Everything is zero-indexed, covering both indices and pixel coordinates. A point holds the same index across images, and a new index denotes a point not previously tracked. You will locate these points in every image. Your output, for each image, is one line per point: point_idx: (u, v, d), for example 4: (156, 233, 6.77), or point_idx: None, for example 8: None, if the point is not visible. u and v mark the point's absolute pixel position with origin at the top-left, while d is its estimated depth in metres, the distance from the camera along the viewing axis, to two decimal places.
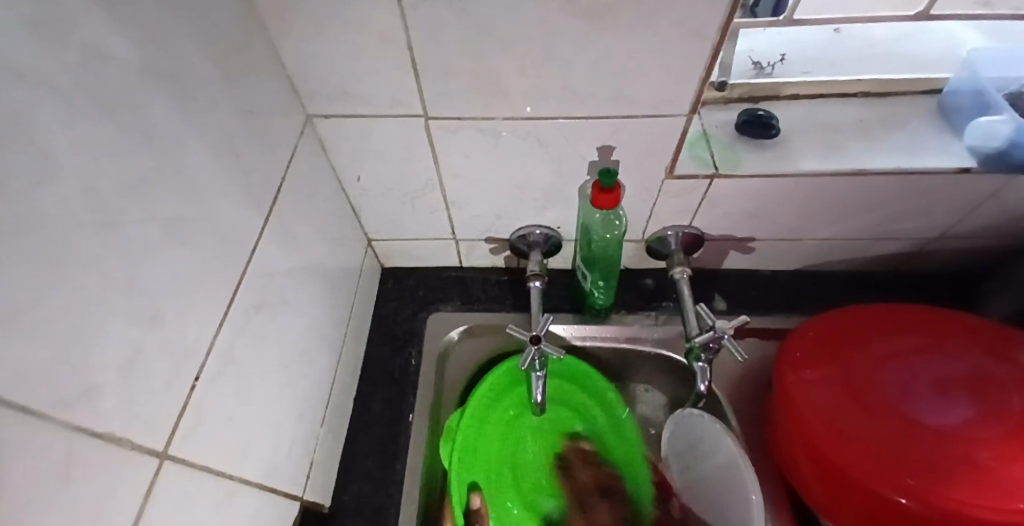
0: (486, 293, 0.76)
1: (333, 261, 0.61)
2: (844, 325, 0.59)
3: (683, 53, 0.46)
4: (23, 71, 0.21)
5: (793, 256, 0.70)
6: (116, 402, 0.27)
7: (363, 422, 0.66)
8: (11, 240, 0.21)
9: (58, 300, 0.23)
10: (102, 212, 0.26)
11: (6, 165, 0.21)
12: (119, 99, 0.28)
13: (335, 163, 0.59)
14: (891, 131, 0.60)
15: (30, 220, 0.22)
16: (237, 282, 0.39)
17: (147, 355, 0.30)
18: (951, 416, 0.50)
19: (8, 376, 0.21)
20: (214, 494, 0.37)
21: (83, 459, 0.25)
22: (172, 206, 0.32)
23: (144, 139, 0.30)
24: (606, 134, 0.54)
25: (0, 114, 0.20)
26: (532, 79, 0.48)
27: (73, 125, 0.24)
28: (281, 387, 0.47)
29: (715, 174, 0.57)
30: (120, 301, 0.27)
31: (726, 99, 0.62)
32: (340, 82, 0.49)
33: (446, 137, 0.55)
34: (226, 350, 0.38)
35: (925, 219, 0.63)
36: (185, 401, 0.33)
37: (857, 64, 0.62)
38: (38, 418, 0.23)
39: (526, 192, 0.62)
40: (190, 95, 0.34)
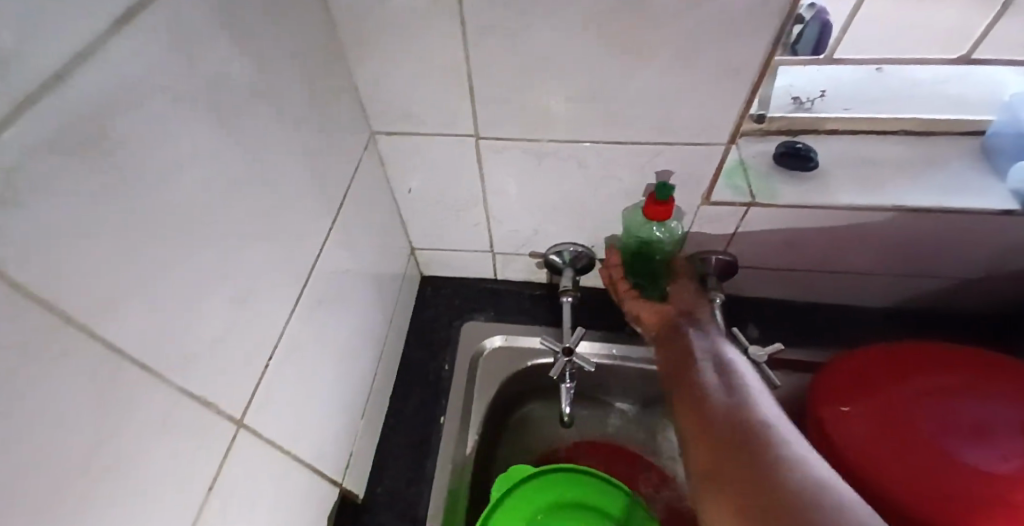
0: (520, 306, 0.79)
1: (382, 266, 0.65)
2: (884, 360, 0.59)
3: (724, 88, 0.48)
4: (156, 88, 0.27)
5: (828, 289, 0.71)
6: (208, 369, 0.32)
7: (398, 422, 0.69)
8: (137, 224, 0.26)
9: (168, 279, 0.28)
10: (211, 207, 0.31)
11: (136, 163, 0.26)
12: (229, 111, 0.33)
13: (391, 175, 0.64)
14: (932, 169, 0.61)
15: (152, 207, 0.27)
16: (306, 278, 0.44)
17: (236, 333, 0.34)
18: (990, 455, 0.49)
19: (132, 334, 0.26)
20: (273, 465, 0.40)
21: (180, 413, 0.30)
22: (262, 206, 0.37)
23: (244, 149, 0.35)
24: (645, 159, 0.56)
25: (140, 128, 0.26)
26: (577, 106, 0.52)
27: (192, 134, 0.30)
28: (334, 375, 0.51)
29: (752, 202, 0.59)
30: (217, 283, 0.32)
31: (763, 131, 0.64)
32: (403, 104, 0.54)
33: (494, 156, 0.59)
34: (294, 336, 0.42)
35: (968, 257, 0.62)
36: (260, 377, 0.37)
37: (894, 104, 0.64)
38: (148, 374, 0.27)
39: (565, 211, 0.65)
40: (283, 112, 0.39)
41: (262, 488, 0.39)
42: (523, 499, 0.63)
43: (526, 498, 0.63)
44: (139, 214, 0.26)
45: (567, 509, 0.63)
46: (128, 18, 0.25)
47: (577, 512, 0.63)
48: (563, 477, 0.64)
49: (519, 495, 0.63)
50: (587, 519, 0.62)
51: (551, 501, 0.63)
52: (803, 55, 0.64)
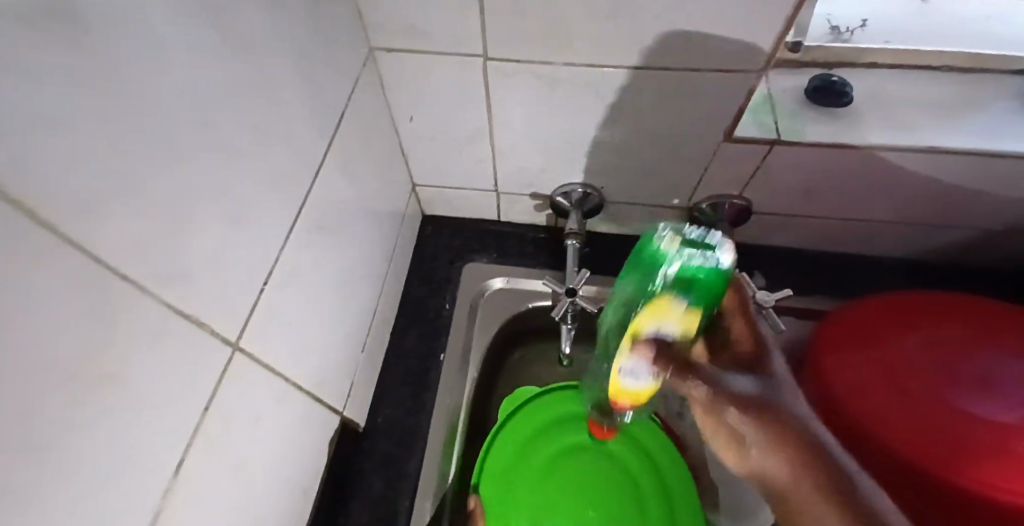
0: (523, 248, 0.77)
1: (383, 199, 0.62)
2: (889, 310, 0.58)
3: (763, 7, 0.44)
4: None
5: (843, 238, 0.68)
6: (202, 287, 0.30)
7: (398, 358, 0.68)
8: (119, 118, 0.23)
9: (157, 185, 0.26)
10: (200, 110, 0.28)
11: (112, 47, 0.22)
12: (216, 1, 0.29)
13: (392, 100, 0.59)
14: (972, 111, 0.57)
15: (133, 100, 0.24)
16: (303, 201, 0.41)
17: (230, 251, 0.32)
18: (986, 401, 0.48)
19: (117, 241, 0.24)
20: (272, 390, 0.39)
21: (174, 330, 0.28)
22: (254, 116, 0.34)
23: (234, 48, 0.31)
24: (667, 89, 0.52)
25: (117, 4, 0.22)
26: (598, 24, 0.47)
27: (176, 22, 0.26)
28: (334, 306, 0.50)
29: (778, 140, 0.55)
30: (208, 196, 0.30)
31: (797, 63, 0.59)
32: (406, 16, 0.49)
33: (503, 81, 0.55)
34: (291, 262, 0.40)
35: (995, 208, 0.60)
36: (256, 301, 0.36)
37: (940, 37, 0.59)
38: (137, 286, 0.25)
39: (577, 147, 0.62)
40: (275, 12, 0.35)
41: (261, 412, 0.38)
42: (537, 414, 0.66)
43: (545, 408, 0.66)
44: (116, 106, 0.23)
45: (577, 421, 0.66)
46: None
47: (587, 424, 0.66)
48: (569, 394, 0.67)
49: (535, 406, 0.67)
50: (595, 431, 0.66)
51: (564, 413, 0.67)
52: None
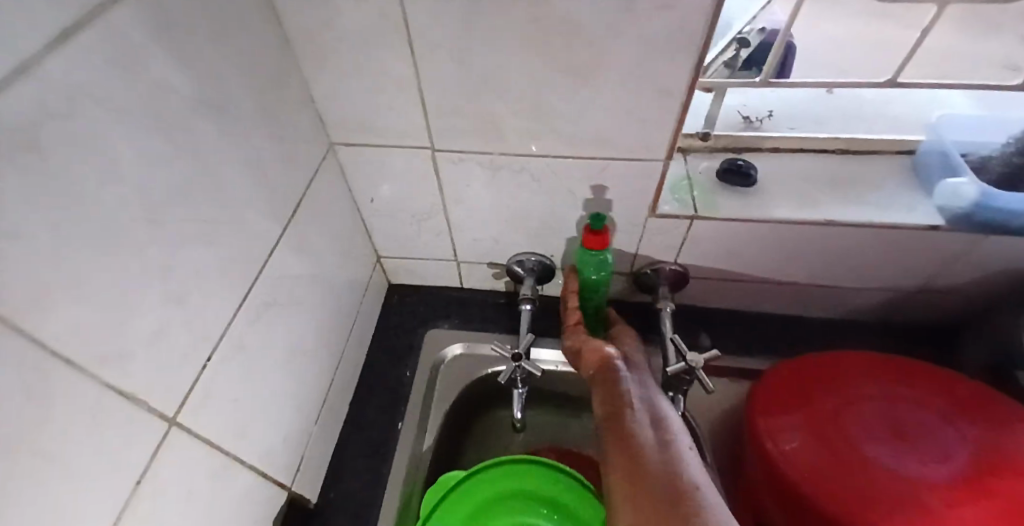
0: (481, 314, 0.81)
1: (343, 273, 0.66)
2: (818, 369, 0.61)
3: (661, 108, 0.51)
4: (100, 100, 0.29)
5: (777, 299, 0.73)
6: (144, 365, 0.34)
7: (356, 426, 0.70)
8: (73, 227, 0.28)
9: (103, 278, 0.30)
10: (153, 211, 0.33)
11: (75, 171, 0.27)
12: (175, 121, 0.35)
13: (352, 185, 0.66)
14: (868, 185, 0.64)
15: (89, 211, 0.28)
16: (254, 280, 0.45)
17: (177, 331, 0.36)
18: (909, 461, 0.52)
19: (62, 328, 0.27)
20: (213, 461, 0.42)
21: (111, 406, 0.31)
22: (206, 210, 0.39)
23: (193, 158, 0.37)
24: (592, 173, 0.59)
25: (83, 138, 0.28)
26: (524, 123, 0.54)
27: (137, 143, 0.32)
28: (284, 377, 0.53)
29: (695, 215, 0.61)
30: (157, 284, 0.34)
31: (710, 149, 0.67)
32: (360, 116, 0.56)
33: (449, 167, 0.61)
34: (239, 336, 0.44)
35: (903, 270, 0.65)
36: (199, 376, 0.39)
37: (837, 123, 0.68)
38: (80, 369, 0.29)
39: (522, 222, 0.68)
40: (232, 123, 0.41)
41: (201, 482, 0.40)
42: (468, 496, 0.63)
43: (477, 487, 0.64)
44: (70, 214, 0.27)
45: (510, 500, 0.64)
46: (71, 35, 0.27)
47: (520, 500, 0.64)
48: (510, 469, 0.65)
49: (466, 487, 0.63)
50: (527, 508, 0.64)
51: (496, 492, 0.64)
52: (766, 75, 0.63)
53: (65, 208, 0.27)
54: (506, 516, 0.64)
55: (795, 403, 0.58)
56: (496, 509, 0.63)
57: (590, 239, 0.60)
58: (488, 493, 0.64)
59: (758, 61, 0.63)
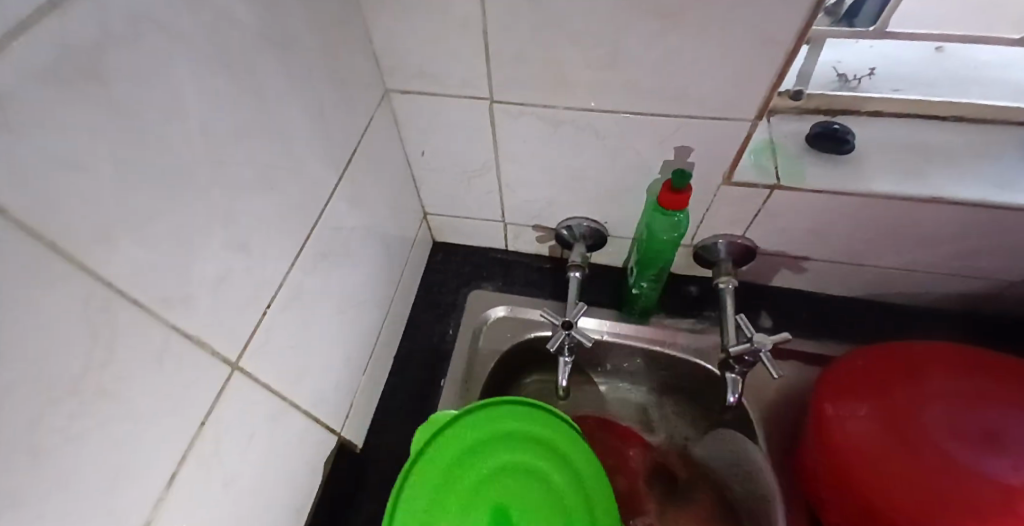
0: (528, 278, 0.78)
1: (393, 227, 0.65)
2: (897, 359, 0.56)
3: (757, 61, 0.46)
4: (163, 27, 0.26)
5: (852, 281, 0.67)
6: (205, 311, 0.33)
7: (399, 381, 0.70)
8: (137, 164, 0.26)
9: (166, 219, 0.28)
10: (214, 152, 0.31)
11: (137, 103, 0.26)
12: (237, 55, 0.32)
13: (405, 136, 0.63)
14: (981, 160, 0.56)
15: (152, 147, 0.27)
16: (309, 230, 0.44)
17: (236, 278, 0.35)
18: (1005, 463, 0.46)
19: (126, 269, 0.26)
20: (268, 408, 0.42)
21: (174, 351, 0.31)
22: (266, 155, 0.37)
23: (254, 96, 0.34)
24: (666, 133, 0.54)
25: (146, 68, 0.26)
26: (597, 73, 0.50)
27: (200, 77, 0.30)
28: (335, 328, 0.52)
29: (776, 185, 0.56)
30: (217, 228, 0.33)
31: (799, 109, 0.60)
32: (419, 61, 0.53)
33: (509, 121, 0.57)
34: (294, 287, 0.43)
35: (1009, 259, 0.58)
36: (256, 324, 0.38)
37: (948, 87, 0.59)
38: (145, 311, 0.28)
39: (581, 183, 0.64)
40: (293, 61, 0.39)
41: (256, 428, 0.41)
42: (463, 436, 0.56)
43: (471, 428, 0.56)
44: (134, 150, 0.26)
45: (507, 442, 0.57)
46: None
47: (517, 444, 0.57)
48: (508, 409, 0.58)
49: (462, 426, 0.56)
50: (527, 451, 0.57)
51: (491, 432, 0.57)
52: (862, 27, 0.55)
53: (129, 143, 0.25)
54: (504, 462, 0.56)
55: (866, 396, 0.54)
56: (491, 451, 0.56)
57: (668, 198, 0.54)
58: (481, 435, 0.56)
59: (860, 12, 0.54)
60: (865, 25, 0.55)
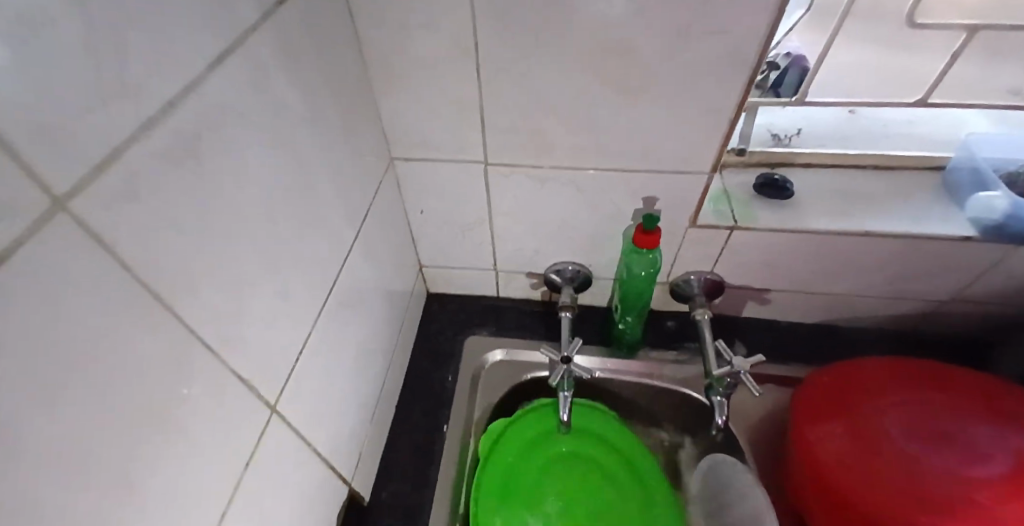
0: (520, 322, 0.84)
1: (395, 280, 0.70)
2: (857, 375, 0.63)
3: (708, 125, 0.55)
4: (240, 114, 0.33)
5: (809, 309, 0.75)
6: (255, 356, 0.37)
7: (403, 429, 0.72)
8: (217, 225, 0.31)
9: (231, 274, 0.33)
10: (267, 214, 0.37)
11: (220, 176, 0.31)
12: (288, 135, 0.39)
13: (405, 197, 0.69)
14: (901, 200, 0.66)
15: (227, 212, 0.32)
16: (332, 284, 0.49)
17: (278, 326, 0.39)
18: (954, 459, 0.53)
19: (203, 316, 0.31)
20: (296, 452, 0.44)
21: (231, 392, 0.34)
22: (305, 216, 0.42)
23: (296, 166, 0.41)
24: (638, 185, 0.62)
25: (228, 148, 0.32)
26: (577, 138, 0.58)
27: (262, 153, 0.36)
28: (349, 377, 0.55)
29: (734, 226, 0.64)
30: (268, 281, 0.37)
31: (745, 163, 0.70)
32: (422, 132, 0.60)
33: (501, 180, 0.65)
34: (320, 335, 0.47)
35: (937, 282, 0.68)
36: (292, 370, 0.42)
37: (865, 141, 0.71)
38: (214, 355, 0.32)
39: (566, 233, 0.71)
40: (324, 137, 0.46)
41: (286, 472, 0.43)
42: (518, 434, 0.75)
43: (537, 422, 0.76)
44: (215, 214, 0.31)
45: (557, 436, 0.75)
46: (223, 58, 0.31)
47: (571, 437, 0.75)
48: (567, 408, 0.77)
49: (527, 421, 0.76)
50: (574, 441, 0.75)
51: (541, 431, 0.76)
52: (788, 97, 0.67)
53: (211, 208, 0.30)
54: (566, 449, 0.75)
55: (837, 410, 0.60)
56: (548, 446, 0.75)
57: (643, 240, 0.62)
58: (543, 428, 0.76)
59: (780, 84, 0.66)
60: (788, 95, 0.67)
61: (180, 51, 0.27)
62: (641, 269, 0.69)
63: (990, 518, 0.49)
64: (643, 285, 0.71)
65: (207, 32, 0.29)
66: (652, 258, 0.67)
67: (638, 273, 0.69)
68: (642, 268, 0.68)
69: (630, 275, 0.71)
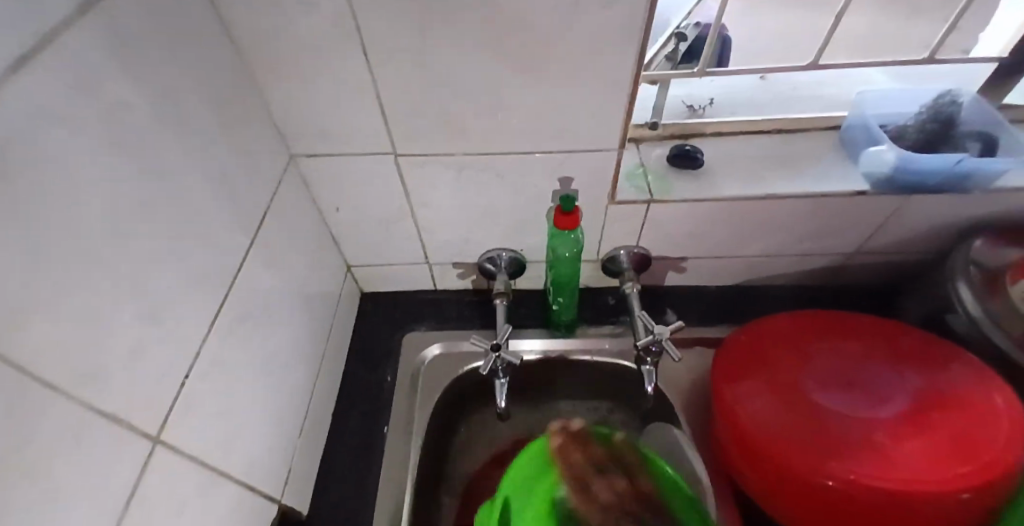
0: (458, 313, 0.82)
1: (314, 283, 0.67)
2: (771, 333, 0.65)
3: (609, 100, 0.55)
4: (66, 119, 0.29)
5: (732, 273, 0.78)
6: (121, 386, 0.33)
7: (340, 436, 0.70)
8: (43, 247, 0.28)
9: (73, 299, 0.29)
10: (120, 230, 0.33)
11: (44, 192, 0.28)
12: (139, 140, 0.36)
13: (316, 195, 0.66)
14: (805, 161, 0.69)
15: (59, 232, 0.29)
16: (225, 295, 0.46)
17: (152, 349, 0.36)
18: (857, 403, 0.57)
19: (38, 349, 0.27)
20: (197, 479, 0.41)
21: (94, 430, 0.31)
22: (174, 227, 0.39)
23: (155, 173, 0.37)
24: (553, 166, 0.62)
25: (52, 160, 0.28)
26: (484, 120, 0.57)
27: (105, 163, 0.32)
28: (262, 393, 0.52)
29: (651, 199, 0.65)
30: (128, 300, 0.34)
31: (659, 136, 0.71)
32: (322, 126, 0.57)
33: (414, 171, 0.63)
34: (216, 352, 0.44)
35: (844, 237, 0.71)
36: (177, 394, 0.39)
37: (775, 107, 0.73)
38: (63, 391, 0.29)
39: (490, 219, 0.70)
40: (195, 139, 0.42)
41: (186, 502, 0.40)
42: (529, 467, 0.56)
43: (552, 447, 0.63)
44: (41, 234, 0.27)
45: None
46: (35, 55, 0.27)
47: None
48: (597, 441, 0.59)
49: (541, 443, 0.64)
50: None
51: None
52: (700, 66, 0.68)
53: (32, 227, 0.27)
54: None
55: (755, 369, 0.61)
56: None
57: (562, 220, 0.62)
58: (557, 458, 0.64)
59: (693, 54, 0.68)
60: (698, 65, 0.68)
61: None
62: (564, 252, 0.69)
63: (887, 456, 0.52)
64: (567, 269, 0.72)
65: (7, 29, 0.26)
66: (575, 243, 0.68)
67: (565, 258, 0.70)
68: (565, 251, 0.69)
69: (554, 260, 0.71)
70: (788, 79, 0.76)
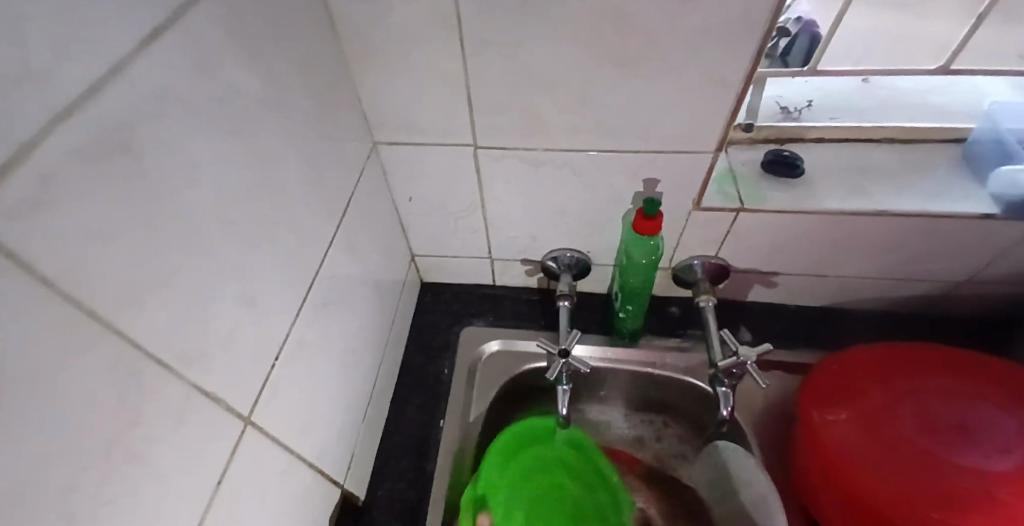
0: (518, 310, 0.81)
1: (384, 271, 0.66)
2: (869, 362, 0.59)
3: (709, 100, 0.51)
4: (184, 101, 0.29)
5: (820, 292, 0.72)
6: (218, 368, 0.33)
7: (398, 425, 0.70)
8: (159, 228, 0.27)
9: (182, 280, 0.29)
10: (225, 212, 0.33)
11: (161, 174, 0.27)
12: (244, 124, 0.35)
13: (391, 183, 0.65)
14: (918, 176, 0.62)
15: (173, 214, 0.28)
16: (310, 281, 0.45)
17: (246, 333, 0.36)
18: (971, 451, 0.51)
19: (150, 330, 0.27)
20: (277, 462, 0.42)
21: (194, 410, 0.31)
22: (269, 211, 0.39)
23: (256, 156, 0.37)
24: (637, 166, 0.59)
25: (170, 140, 0.28)
26: (570, 116, 0.54)
27: (215, 145, 0.32)
28: (334, 379, 0.52)
29: (741, 208, 0.61)
30: (229, 283, 0.34)
31: (751, 139, 0.66)
32: (405, 114, 0.56)
33: (491, 164, 0.61)
34: (299, 337, 0.44)
35: (957, 262, 0.64)
36: (266, 378, 0.39)
37: (880, 113, 0.66)
38: (170, 370, 0.29)
39: (563, 218, 0.67)
40: (291, 123, 0.42)
41: (266, 485, 0.40)
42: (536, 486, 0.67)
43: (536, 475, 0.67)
44: (158, 216, 0.27)
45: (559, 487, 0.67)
46: (158, 36, 0.27)
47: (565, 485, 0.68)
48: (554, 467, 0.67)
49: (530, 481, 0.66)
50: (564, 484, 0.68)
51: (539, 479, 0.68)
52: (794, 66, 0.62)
53: (150, 208, 0.27)
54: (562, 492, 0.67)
55: (850, 401, 0.56)
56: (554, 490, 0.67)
57: (643, 225, 0.58)
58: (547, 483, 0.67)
59: (789, 51, 0.61)
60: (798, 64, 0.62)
61: (104, 25, 0.23)
62: (641, 257, 0.65)
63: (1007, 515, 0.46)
64: (642, 275, 0.68)
65: (137, 8, 0.25)
66: (654, 247, 0.64)
67: (640, 263, 0.66)
68: (642, 256, 0.65)
69: (627, 265, 0.67)
70: (891, 83, 0.67)
